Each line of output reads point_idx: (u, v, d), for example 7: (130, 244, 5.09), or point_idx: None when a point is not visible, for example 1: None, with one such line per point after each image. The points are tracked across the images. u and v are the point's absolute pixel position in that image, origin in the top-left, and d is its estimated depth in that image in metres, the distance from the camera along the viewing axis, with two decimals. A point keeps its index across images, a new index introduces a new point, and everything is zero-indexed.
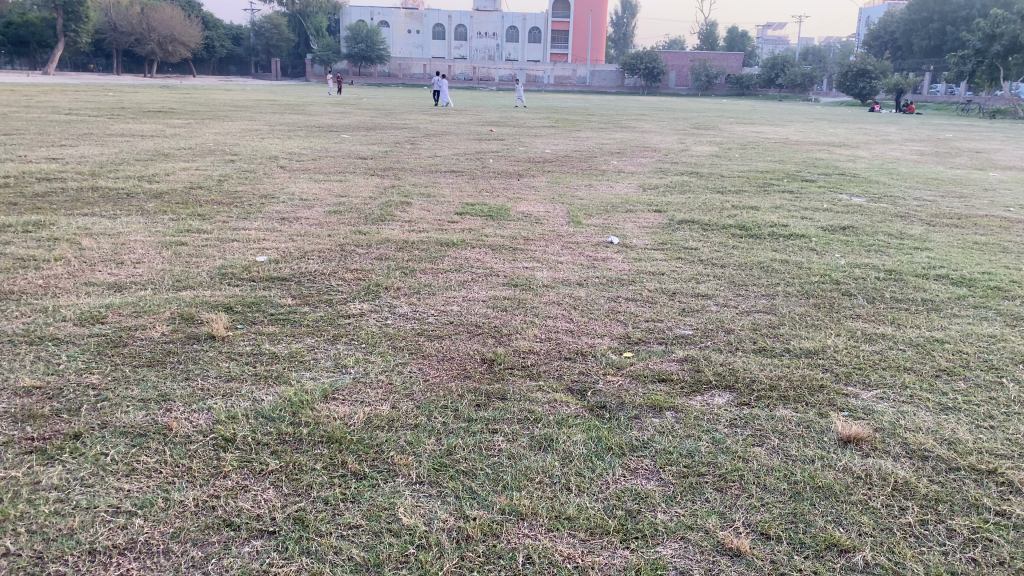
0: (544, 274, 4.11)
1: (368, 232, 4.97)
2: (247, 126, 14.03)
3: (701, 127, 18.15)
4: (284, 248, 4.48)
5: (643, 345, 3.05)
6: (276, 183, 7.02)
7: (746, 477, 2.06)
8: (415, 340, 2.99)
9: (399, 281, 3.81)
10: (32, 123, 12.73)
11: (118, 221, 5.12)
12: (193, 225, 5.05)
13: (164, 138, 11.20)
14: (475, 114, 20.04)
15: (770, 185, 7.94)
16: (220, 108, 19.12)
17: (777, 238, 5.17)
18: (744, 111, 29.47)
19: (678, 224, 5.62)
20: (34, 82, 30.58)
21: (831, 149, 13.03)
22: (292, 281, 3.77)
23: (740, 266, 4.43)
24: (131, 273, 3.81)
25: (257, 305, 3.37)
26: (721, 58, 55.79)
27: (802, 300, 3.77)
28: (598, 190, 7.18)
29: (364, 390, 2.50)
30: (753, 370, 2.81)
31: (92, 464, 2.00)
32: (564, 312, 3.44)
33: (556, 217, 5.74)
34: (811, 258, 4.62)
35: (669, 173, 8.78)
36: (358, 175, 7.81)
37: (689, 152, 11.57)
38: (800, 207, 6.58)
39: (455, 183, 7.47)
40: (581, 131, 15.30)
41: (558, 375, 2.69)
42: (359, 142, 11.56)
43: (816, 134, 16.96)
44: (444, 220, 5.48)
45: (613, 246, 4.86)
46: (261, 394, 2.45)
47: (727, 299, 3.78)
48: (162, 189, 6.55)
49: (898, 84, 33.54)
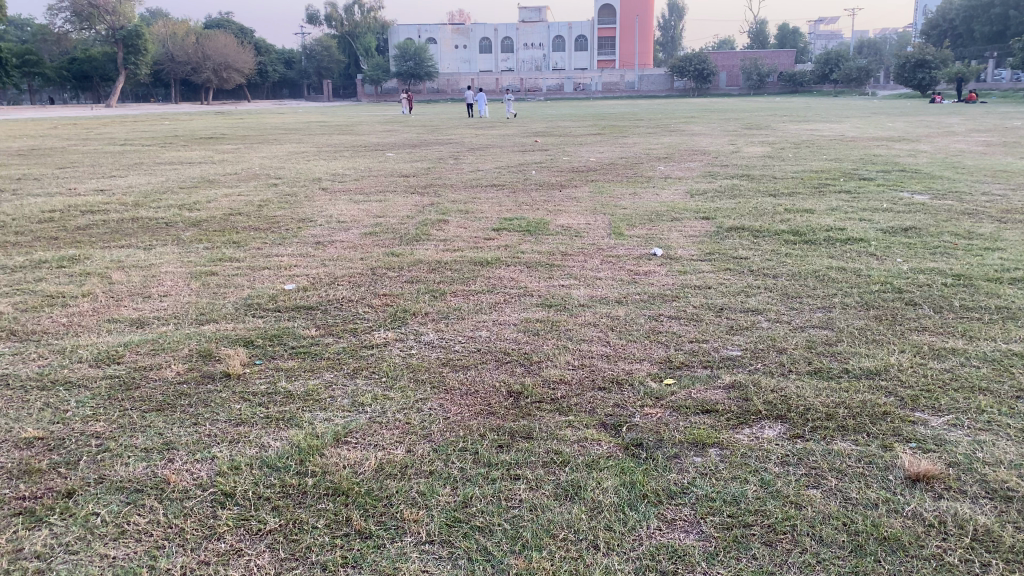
0: (581, 292, 3.90)
1: (401, 254, 4.82)
2: (293, 148, 14.15)
3: (752, 127, 17.69)
4: (314, 273, 4.35)
5: (686, 371, 2.81)
6: (315, 206, 6.96)
7: (800, 527, 1.81)
8: (439, 373, 2.81)
9: (428, 306, 3.64)
10: (86, 156, 13.05)
11: (153, 251, 5.08)
12: (226, 253, 4.97)
13: (211, 164, 11.32)
14: (521, 125, 19.92)
15: (826, 186, 7.58)
16: (270, 132, 19.41)
17: (832, 243, 4.86)
18: (796, 108, 28.76)
19: (726, 231, 5.34)
20: (95, 115, 31.66)
21: (891, 144, 12.49)
22: (317, 309, 3.63)
23: (794, 276, 4.14)
24: (156, 308, 3.72)
25: (279, 337, 3.23)
26: (772, 56, 54.73)
27: (862, 312, 3.48)
28: (642, 199, 6.94)
29: (379, 432, 2.32)
30: (807, 396, 2.54)
31: (80, 527, 1.86)
32: (600, 335, 3.21)
33: (598, 229, 5.52)
34: (871, 264, 4.31)
35: (718, 177, 8.48)
36: (398, 194, 7.72)
37: (739, 154, 11.22)
38: (857, 208, 6.22)
39: (496, 197, 7.32)
40: (627, 137, 15.03)
41: (591, 408, 2.48)
42: (402, 159, 11.51)
43: (874, 129, 16.35)
44: (481, 237, 5.31)
45: (657, 258, 4.62)
46: (270, 438, 2.30)
47: (779, 313, 3.51)
48: (202, 216, 6.53)
49: (960, 74, 32.32)
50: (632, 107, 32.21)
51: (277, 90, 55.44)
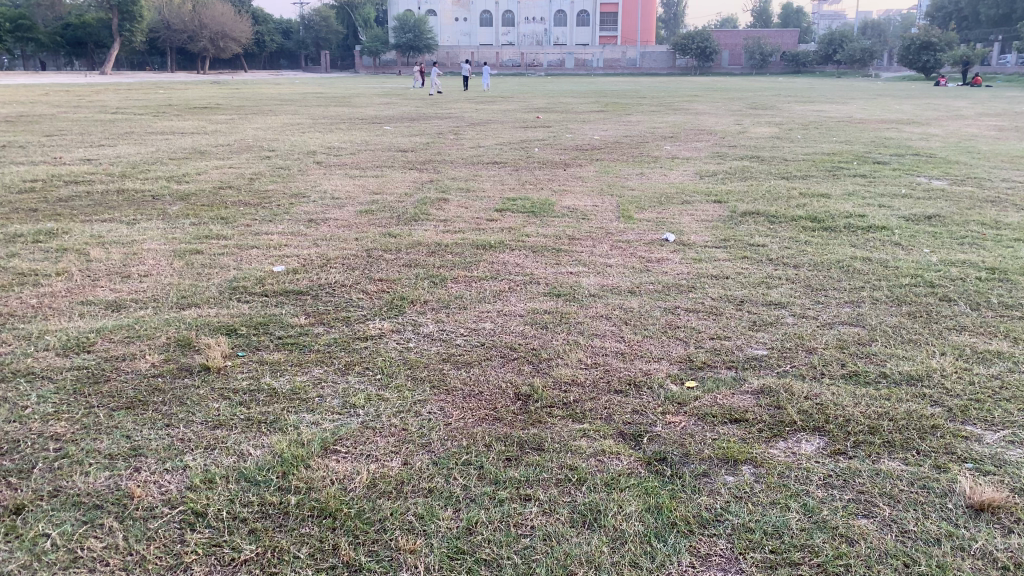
0: (591, 280, 3.64)
1: (398, 235, 4.55)
2: (288, 120, 13.81)
3: (758, 107, 17.37)
4: (306, 254, 4.09)
5: (709, 373, 2.57)
6: (309, 180, 6.69)
7: (855, 569, 1.58)
8: (439, 370, 2.56)
9: (427, 293, 3.39)
10: (76, 124, 12.72)
11: (136, 227, 4.81)
12: (214, 230, 4.71)
13: (203, 135, 10.99)
14: (521, 101, 19.56)
15: (840, 169, 7.31)
16: (265, 103, 19.05)
17: (854, 232, 4.61)
18: (801, 89, 28.35)
19: (740, 216, 5.08)
20: (88, 82, 31.20)
21: (901, 127, 12.20)
22: (307, 294, 3.37)
23: (816, 266, 3.90)
24: (134, 289, 3.46)
25: (265, 326, 2.97)
26: (775, 35, 54.10)
27: (894, 308, 3.24)
28: (650, 180, 6.66)
29: (372, 440, 2.08)
30: (846, 406, 2.30)
31: (26, 553, 1.62)
32: (614, 329, 2.97)
33: (605, 211, 5.27)
34: (897, 254, 4.06)
35: (726, 158, 8.20)
36: (395, 169, 7.44)
37: (747, 135, 10.91)
38: (875, 193, 5.97)
39: (498, 174, 7.06)
40: (631, 115, 14.71)
41: (607, 415, 2.24)
42: (400, 133, 11.19)
43: (883, 111, 16.06)
44: (482, 218, 5.05)
45: (669, 244, 4.37)
46: (250, 446, 2.05)
47: (805, 307, 3.26)
48: (190, 189, 6.25)
49: (966, 57, 31.86)
50: (635, 85, 31.75)
51: (274, 61, 54.71)
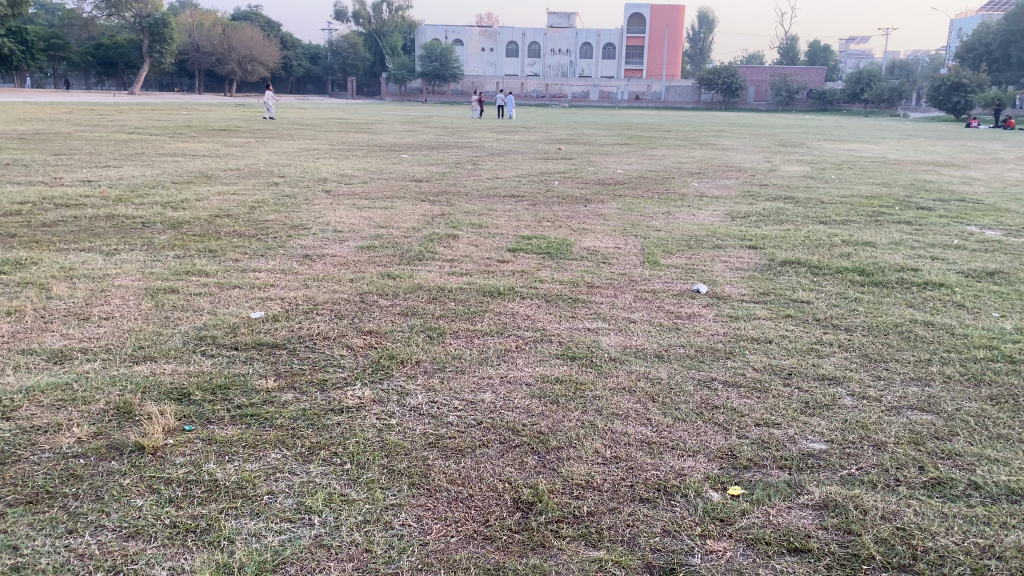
0: (611, 339, 3.17)
1: (399, 276, 4.10)
2: (306, 144, 13.52)
3: (788, 145, 16.92)
4: (291, 297, 3.64)
5: (758, 476, 2.08)
6: (313, 210, 6.29)
7: None
8: (423, 460, 2.09)
9: (421, 351, 2.93)
10: (89, 143, 12.45)
11: (113, 259, 4.39)
12: (197, 265, 4.27)
13: (215, 158, 10.67)
14: (544, 132, 19.18)
15: (881, 215, 6.80)
16: (286, 126, 18.81)
17: (908, 288, 4.11)
18: (829, 127, 27.87)
19: (778, 265, 4.60)
20: (114, 102, 31.33)
21: (940, 169, 11.68)
22: (283, 349, 2.92)
23: (870, 330, 3.40)
24: (88, 336, 3.02)
25: (225, 391, 2.51)
26: (802, 72, 53.70)
27: (972, 389, 2.72)
28: (678, 220, 6.19)
29: (323, 568, 1.62)
30: (938, 533, 1.80)
31: None
32: (638, 408, 2.48)
33: (630, 255, 4.80)
34: (963, 318, 3.56)
35: (758, 198, 7.73)
36: (406, 200, 7.03)
37: (778, 173, 10.42)
38: (924, 243, 5.47)
39: (514, 209, 6.62)
40: (657, 149, 14.26)
41: (630, 537, 1.76)
42: (417, 162, 10.81)
43: (917, 153, 15.54)
44: (493, 259, 4.59)
45: (700, 296, 3.90)
46: (166, 571, 1.60)
47: (866, 386, 2.76)
48: (184, 217, 5.83)
49: (998, 98, 31.26)
50: (660, 119, 31.42)
51: (300, 86, 54.96)
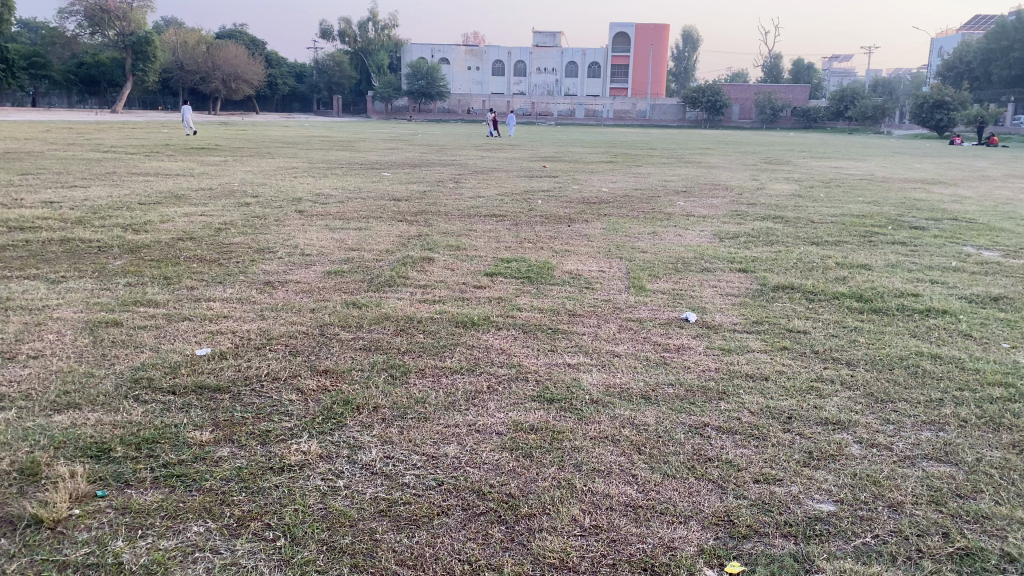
0: (592, 377, 2.88)
1: (365, 304, 3.82)
2: (284, 162, 13.21)
3: (774, 162, 16.78)
4: (244, 330, 3.34)
5: (759, 549, 1.80)
6: (282, 231, 6.00)
7: None
8: (370, 534, 1.80)
9: (381, 393, 2.63)
10: (60, 162, 12.11)
11: (58, 287, 4.07)
12: (147, 294, 3.96)
13: (188, 177, 10.35)
14: (528, 149, 18.99)
15: (874, 234, 6.58)
16: (265, 145, 18.49)
17: (909, 316, 3.85)
18: (815, 143, 27.86)
19: (771, 291, 4.34)
20: (92, 120, 30.97)
21: (929, 187, 11.53)
22: (226, 393, 2.61)
23: (874, 365, 3.13)
24: (6, 380, 2.69)
25: (153, 446, 2.21)
26: (786, 90, 53.94)
27: (993, 434, 2.46)
28: (664, 241, 5.94)
29: None
30: None
31: None
32: (622, 462, 2.19)
33: (614, 279, 4.53)
34: (972, 350, 3.30)
35: (747, 217, 7.49)
36: (383, 221, 6.74)
37: (765, 191, 10.21)
38: (921, 265, 5.23)
39: (494, 229, 6.35)
40: (642, 167, 14.06)
41: None
42: (397, 180, 10.53)
43: (904, 170, 15.42)
44: (468, 285, 4.31)
45: (689, 325, 3.63)
46: None
47: (876, 431, 2.49)
48: (143, 241, 5.51)
49: (980, 116, 31.37)
50: (646, 136, 31.30)
51: (284, 104, 54.74)
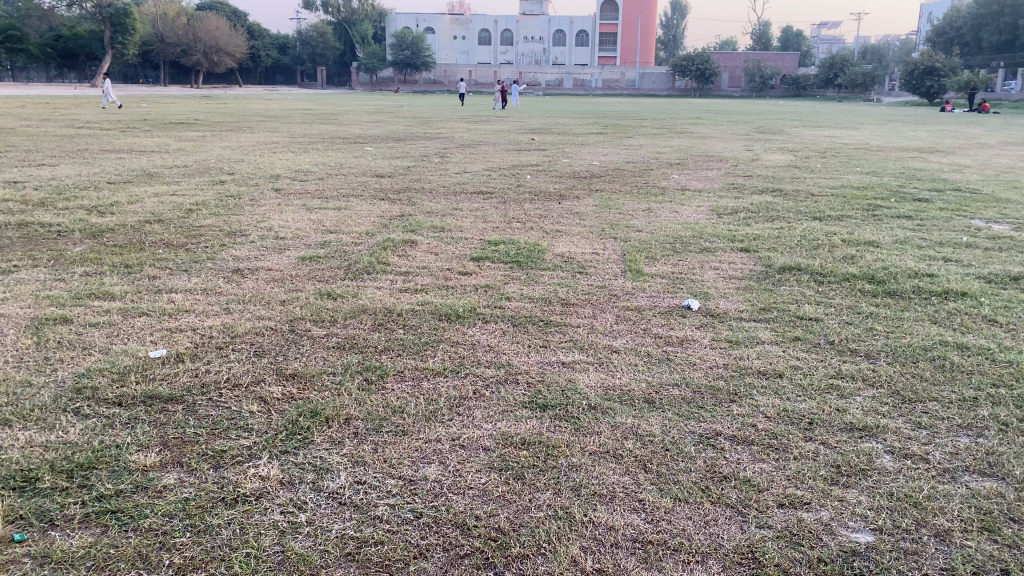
0: (589, 378, 2.60)
1: (341, 295, 3.52)
2: (264, 138, 12.77)
3: (767, 131, 16.45)
4: (205, 327, 3.04)
5: None
6: (257, 212, 5.67)
7: None
8: None
9: (353, 403, 2.34)
10: (30, 138, 11.67)
11: (7, 278, 3.75)
12: (104, 285, 3.65)
13: (163, 154, 9.96)
14: (517, 121, 18.56)
15: (877, 208, 6.30)
16: (246, 119, 17.97)
17: (926, 300, 3.59)
18: (805, 112, 27.47)
19: (777, 273, 4.06)
20: (68, 95, 30.20)
21: (926, 156, 11.26)
22: (178, 404, 2.32)
23: (897, 357, 2.86)
24: None
25: (87, 474, 1.91)
26: (775, 58, 53.35)
27: None
28: (659, 218, 5.65)
29: None
30: None
31: None
32: (627, 484, 1.92)
33: (608, 262, 4.24)
34: (1000, 339, 3.04)
35: (744, 191, 7.20)
36: (364, 199, 6.41)
37: (760, 162, 9.90)
38: (933, 242, 4.95)
39: (481, 207, 6.05)
40: (632, 138, 13.70)
41: None
42: (381, 155, 10.17)
43: (899, 138, 15.12)
44: (453, 271, 4.01)
45: (692, 314, 3.35)
46: None
47: (909, 439, 2.22)
48: (107, 224, 5.17)
49: (971, 82, 31.06)
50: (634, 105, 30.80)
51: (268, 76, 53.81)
